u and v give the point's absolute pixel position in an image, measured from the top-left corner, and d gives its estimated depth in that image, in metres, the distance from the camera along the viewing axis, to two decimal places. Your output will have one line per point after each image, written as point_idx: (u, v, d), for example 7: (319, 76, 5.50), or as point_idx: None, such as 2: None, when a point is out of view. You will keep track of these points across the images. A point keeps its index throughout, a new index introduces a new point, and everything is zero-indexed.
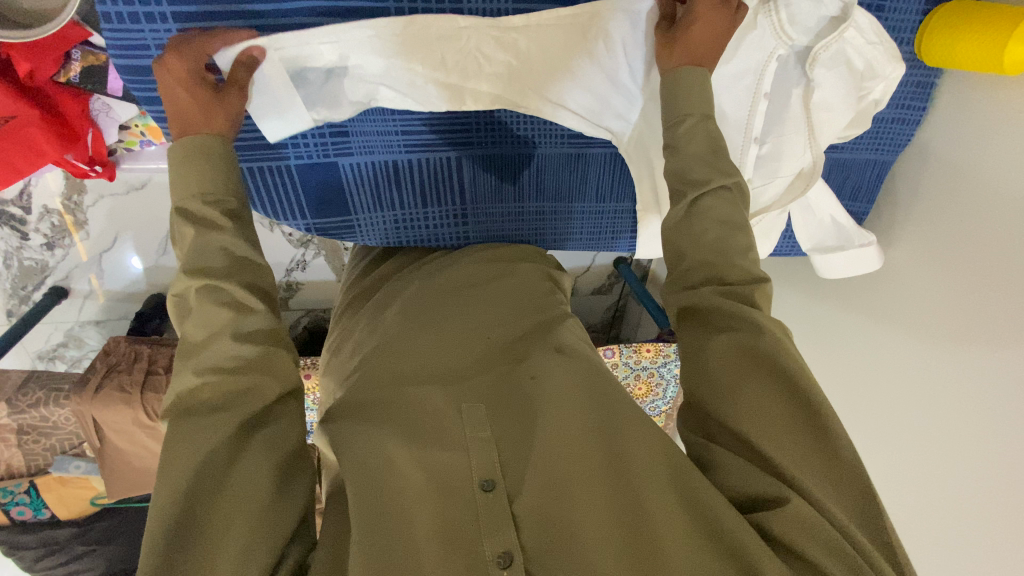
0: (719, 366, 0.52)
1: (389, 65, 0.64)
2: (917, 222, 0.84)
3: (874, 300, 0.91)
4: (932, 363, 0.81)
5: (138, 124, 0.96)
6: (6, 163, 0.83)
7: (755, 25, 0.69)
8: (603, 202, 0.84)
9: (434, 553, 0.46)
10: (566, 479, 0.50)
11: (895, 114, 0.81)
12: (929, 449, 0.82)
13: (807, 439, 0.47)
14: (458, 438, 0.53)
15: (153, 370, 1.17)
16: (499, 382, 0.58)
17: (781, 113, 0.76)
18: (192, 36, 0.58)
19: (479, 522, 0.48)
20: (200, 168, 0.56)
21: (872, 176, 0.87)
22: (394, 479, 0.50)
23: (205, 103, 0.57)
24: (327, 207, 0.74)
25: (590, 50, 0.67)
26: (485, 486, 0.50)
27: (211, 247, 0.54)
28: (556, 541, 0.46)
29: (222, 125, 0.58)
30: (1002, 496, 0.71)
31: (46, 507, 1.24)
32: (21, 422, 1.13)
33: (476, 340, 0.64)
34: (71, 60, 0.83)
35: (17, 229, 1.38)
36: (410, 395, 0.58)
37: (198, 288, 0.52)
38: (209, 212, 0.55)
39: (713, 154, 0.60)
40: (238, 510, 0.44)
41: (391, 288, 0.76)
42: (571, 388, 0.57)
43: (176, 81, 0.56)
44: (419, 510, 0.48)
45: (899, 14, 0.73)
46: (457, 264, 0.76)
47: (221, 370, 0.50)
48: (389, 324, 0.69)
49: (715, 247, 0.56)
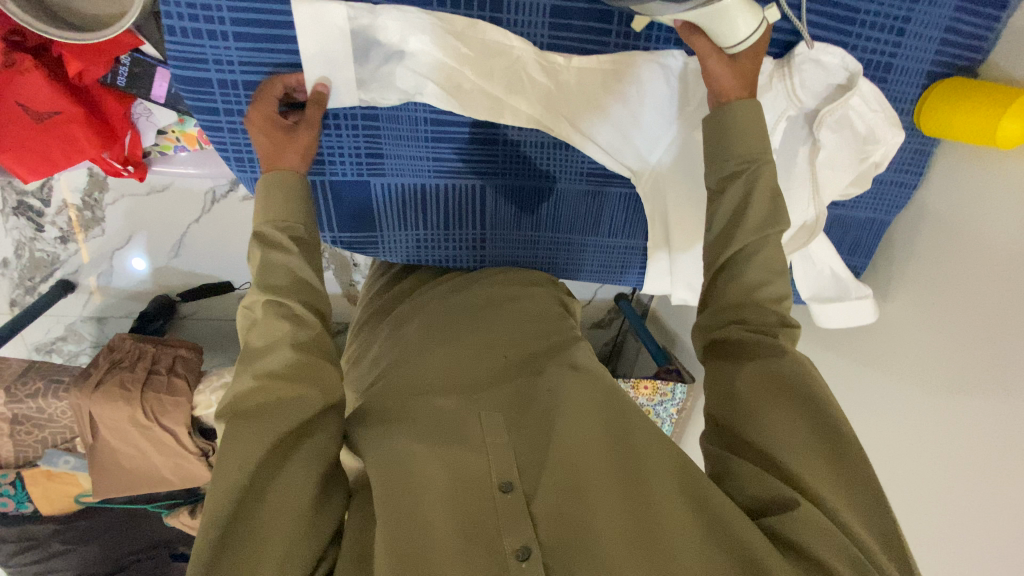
0: (746, 389, 0.55)
1: (441, 59, 0.68)
2: (912, 279, 0.89)
3: (869, 352, 0.95)
4: (935, 420, 0.84)
5: (175, 130, 1.00)
6: (43, 154, 0.86)
7: (770, 87, 0.74)
8: (616, 237, 0.88)
9: (454, 547, 0.48)
10: (581, 484, 0.51)
11: (893, 177, 0.86)
12: (932, 502, 0.84)
13: (827, 454, 0.50)
14: (476, 441, 0.55)
15: (156, 370, 1.19)
16: (517, 392, 0.60)
17: (788, 167, 0.81)
18: (264, 87, 0.64)
19: (498, 519, 0.50)
20: (276, 198, 0.62)
21: (871, 234, 0.92)
22: (416, 477, 0.52)
23: (281, 143, 0.63)
24: (357, 223, 0.78)
25: (620, 90, 0.73)
26: (503, 487, 0.52)
27: (277, 266, 0.59)
28: (572, 543, 0.48)
29: (295, 159, 0.64)
30: (999, 549, 0.74)
31: (29, 501, 1.22)
32: (16, 411, 1.13)
33: (494, 353, 0.66)
34: (120, 64, 0.86)
35: (33, 220, 1.40)
36: (429, 403, 0.60)
37: (263, 303, 0.58)
38: (280, 237, 0.61)
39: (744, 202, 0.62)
40: (280, 517, 0.47)
41: (412, 302, 0.80)
42: (584, 402, 0.59)
43: (258, 129, 0.63)
44: (441, 505, 0.50)
45: (900, 86, 0.79)
46: (477, 281, 0.79)
47: (274, 376, 0.55)
48: (411, 337, 0.72)
49: (743, 302, 0.60)
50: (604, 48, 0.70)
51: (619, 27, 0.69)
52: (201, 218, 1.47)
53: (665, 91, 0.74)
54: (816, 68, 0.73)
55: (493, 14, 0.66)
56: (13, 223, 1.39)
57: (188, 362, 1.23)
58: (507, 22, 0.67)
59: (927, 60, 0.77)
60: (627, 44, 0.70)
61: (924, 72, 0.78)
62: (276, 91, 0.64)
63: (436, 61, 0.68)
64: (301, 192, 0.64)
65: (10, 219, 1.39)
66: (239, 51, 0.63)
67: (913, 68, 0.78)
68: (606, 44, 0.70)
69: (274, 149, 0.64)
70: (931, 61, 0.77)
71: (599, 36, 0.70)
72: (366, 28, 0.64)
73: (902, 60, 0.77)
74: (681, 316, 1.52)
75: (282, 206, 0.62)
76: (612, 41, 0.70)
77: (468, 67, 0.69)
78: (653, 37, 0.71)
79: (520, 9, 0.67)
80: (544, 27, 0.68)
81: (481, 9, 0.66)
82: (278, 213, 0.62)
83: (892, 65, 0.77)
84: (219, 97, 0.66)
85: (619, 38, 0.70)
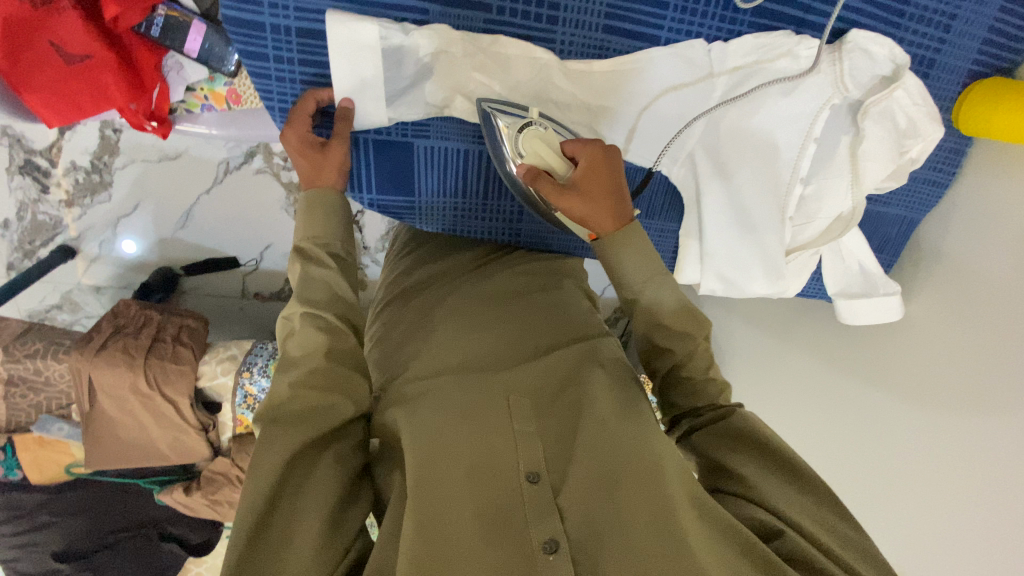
0: (704, 444, 0.64)
1: (485, 55, 0.68)
2: (940, 278, 0.89)
3: (891, 352, 0.95)
4: (963, 420, 0.84)
5: (204, 88, 0.99)
6: (72, 101, 0.87)
7: (819, 69, 0.73)
8: (653, 219, 0.89)
9: (483, 539, 0.52)
10: (607, 481, 0.54)
11: (928, 175, 0.87)
12: (948, 497, 0.85)
13: (786, 479, 0.59)
14: (506, 431, 0.58)
15: (160, 338, 1.16)
16: (546, 382, 0.63)
17: (829, 156, 0.81)
18: (296, 107, 0.67)
19: (527, 511, 0.53)
20: (318, 218, 0.66)
21: (900, 232, 0.93)
22: (447, 462, 0.56)
23: (317, 160, 0.66)
24: (396, 186, 0.76)
25: (671, 74, 0.73)
26: (531, 479, 0.55)
27: (317, 282, 0.64)
28: (598, 540, 0.52)
29: (331, 179, 0.67)
30: (1018, 545, 0.74)
31: (18, 468, 1.19)
32: (12, 372, 1.08)
33: (523, 343, 0.68)
34: (156, 12, 0.87)
35: (38, 181, 1.36)
36: (460, 385, 0.63)
37: (301, 314, 0.61)
38: (319, 253, 0.65)
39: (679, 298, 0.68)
40: (307, 516, 0.51)
41: (434, 286, 0.81)
42: (611, 392, 0.61)
43: (294, 149, 0.66)
44: (471, 494, 0.54)
45: (941, 83, 0.80)
46: (498, 271, 0.80)
47: (307, 385, 0.58)
48: (438, 317, 0.74)
49: (697, 378, 0.67)
50: (658, 33, 0.70)
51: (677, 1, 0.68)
52: (211, 189, 1.43)
53: (714, 88, 0.74)
54: (863, 57, 0.73)
55: None
56: (18, 182, 1.35)
57: (193, 332, 1.20)
58: (564, 5, 0.67)
59: (969, 58, 0.78)
60: (679, 33, 0.70)
61: (963, 71, 0.79)
62: (306, 110, 0.66)
63: (491, 32, 0.67)
64: (338, 213, 0.68)
65: (15, 178, 1.35)
66: None
67: (954, 66, 0.79)
68: (660, 26, 0.70)
69: (310, 166, 0.67)
70: (973, 60, 0.78)
71: (656, 13, 0.69)
72: (414, 7, 0.65)
73: (944, 57, 0.78)
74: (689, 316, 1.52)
75: (321, 227, 0.66)
76: (667, 23, 0.69)
77: (514, 47, 0.67)
78: (708, 14, 0.70)
79: None
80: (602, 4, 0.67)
81: None
82: (317, 233, 0.66)
83: (935, 62, 0.78)
84: (269, 43, 0.64)
85: (675, 17, 0.69)
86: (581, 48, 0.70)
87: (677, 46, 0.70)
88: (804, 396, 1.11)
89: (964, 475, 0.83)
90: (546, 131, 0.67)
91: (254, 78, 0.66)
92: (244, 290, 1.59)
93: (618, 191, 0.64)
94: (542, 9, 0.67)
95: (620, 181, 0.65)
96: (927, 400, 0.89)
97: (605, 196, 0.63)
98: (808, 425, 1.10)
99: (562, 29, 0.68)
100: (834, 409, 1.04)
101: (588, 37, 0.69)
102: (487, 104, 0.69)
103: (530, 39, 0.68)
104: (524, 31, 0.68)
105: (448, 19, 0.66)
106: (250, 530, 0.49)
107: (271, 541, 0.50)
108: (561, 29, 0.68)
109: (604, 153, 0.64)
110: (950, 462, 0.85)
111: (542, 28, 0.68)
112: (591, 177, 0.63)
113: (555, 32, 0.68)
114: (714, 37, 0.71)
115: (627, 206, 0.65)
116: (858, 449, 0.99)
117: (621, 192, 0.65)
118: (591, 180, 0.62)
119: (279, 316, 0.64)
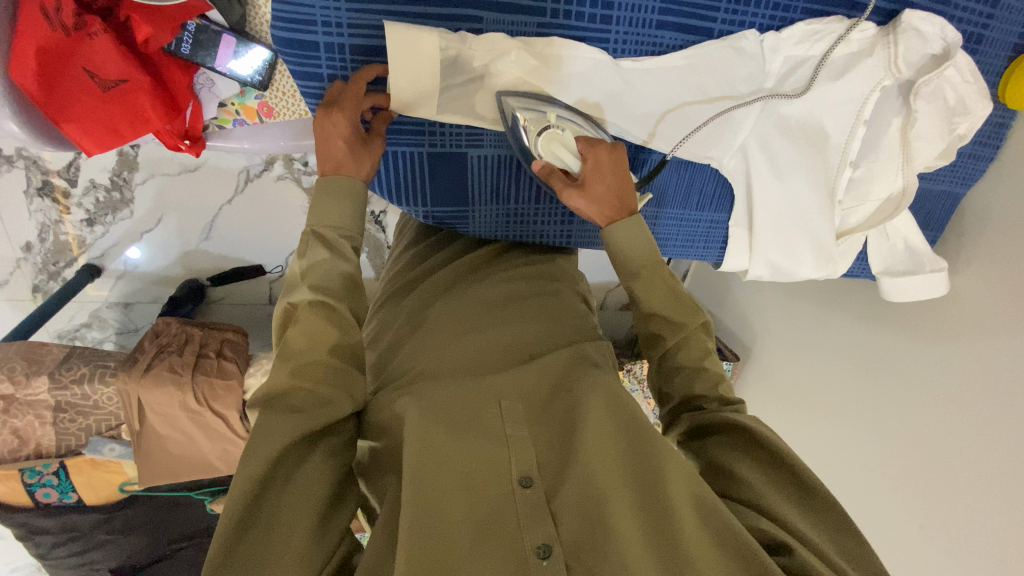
0: (714, 450, 0.62)
1: (538, 60, 0.67)
2: (987, 252, 0.89)
3: (937, 324, 0.96)
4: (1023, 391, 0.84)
5: (235, 103, 1.02)
6: (109, 125, 0.89)
7: (871, 53, 0.72)
8: (703, 211, 0.88)
9: (472, 548, 0.49)
10: (600, 487, 0.52)
11: (974, 150, 0.86)
12: (1009, 469, 0.85)
13: (789, 493, 0.57)
14: (499, 433, 0.57)
15: (204, 354, 1.18)
16: (541, 388, 0.63)
17: (878, 138, 0.81)
18: (350, 85, 0.63)
19: (519, 515, 0.51)
20: (342, 204, 0.63)
21: (944, 207, 0.92)
22: (441, 462, 0.54)
23: (359, 152, 0.64)
24: (449, 197, 0.78)
25: (720, 68, 0.72)
26: (523, 482, 0.54)
27: (333, 274, 0.62)
28: (591, 544, 0.50)
29: (363, 171, 0.64)
30: None
31: (73, 491, 1.19)
32: (60, 398, 1.08)
33: (514, 348, 0.69)
34: (186, 30, 0.89)
35: (58, 202, 1.34)
36: (455, 386, 0.61)
37: (313, 302, 0.60)
38: (343, 246, 0.64)
39: (675, 297, 0.68)
40: (302, 513, 0.51)
41: (427, 289, 0.81)
42: (605, 395, 0.61)
43: (338, 130, 0.62)
44: (463, 500, 0.52)
45: (989, 58, 0.78)
46: (487, 279, 0.81)
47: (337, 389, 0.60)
48: (431, 323, 0.73)
49: (691, 365, 0.67)
50: (712, 25, 0.69)
51: None
52: (233, 199, 1.42)
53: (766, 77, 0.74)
54: (915, 37, 0.71)
55: None
56: (38, 204, 1.33)
57: (234, 346, 1.23)
58: (617, 3, 0.66)
59: (1015, 32, 0.77)
60: (731, 27, 0.69)
61: (1009, 45, 0.78)
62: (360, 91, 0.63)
63: (546, 37, 0.66)
64: (361, 199, 0.65)
65: (34, 201, 1.33)
66: (349, 12, 0.61)
67: (1000, 41, 0.77)
68: (713, 20, 0.68)
69: (349, 152, 0.63)
70: (1019, 34, 0.77)
71: (709, 7, 0.68)
72: (468, 17, 0.64)
73: (993, 32, 0.76)
74: (716, 295, 1.53)
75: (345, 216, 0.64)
76: (719, 16, 0.68)
77: (568, 50, 0.66)
78: (761, 3, 0.68)
79: None
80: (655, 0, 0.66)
81: None
82: (340, 222, 0.64)
83: (983, 37, 0.76)
84: (324, 62, 0.64)
85: (729, 9, 0.68)
86: (634, 48, 0.69)
87: (731, 39, 0.69)
88: (846, 371, 1.12)
89: None
90: (562, 131, 0.67)
91: (302, 88, 0.66)
92: (271, 296, 1.58)
93: (622, 186, 0.66)
94: (596, 8, 0.66)
95: (624, 180, 0.66)
96: (979, 372, 0.90)
97: (607, 192, 0.66)
98: (849, 401, 1.11)
99: (616, 27, 0.67)
100: (879, 384, 1.05)
101: (641, 35, 0.68)
102: (506, 96, 0.68)
103: (584, 40, 0.67)
104: (578, 32, 0.67)
105: (502, 29, 0.65)
106: (235, 521, 0.48)
107: (259, 524, 0.49)
108: (615, 28, 0.67)
109: (611, 150, 0.65)
110: (1012, 434, 0.85)
111: (596, 28, 0.67)
112: (596, 173, 0.65)
113: (609, 31, 0.67)
114: (765, 26, 0.70)
115: (631, 209, 0.67)
116: (908, 424, 1.00)
117: (624, 191, 0.66)
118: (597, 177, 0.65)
119: (283, 301, 0.62)
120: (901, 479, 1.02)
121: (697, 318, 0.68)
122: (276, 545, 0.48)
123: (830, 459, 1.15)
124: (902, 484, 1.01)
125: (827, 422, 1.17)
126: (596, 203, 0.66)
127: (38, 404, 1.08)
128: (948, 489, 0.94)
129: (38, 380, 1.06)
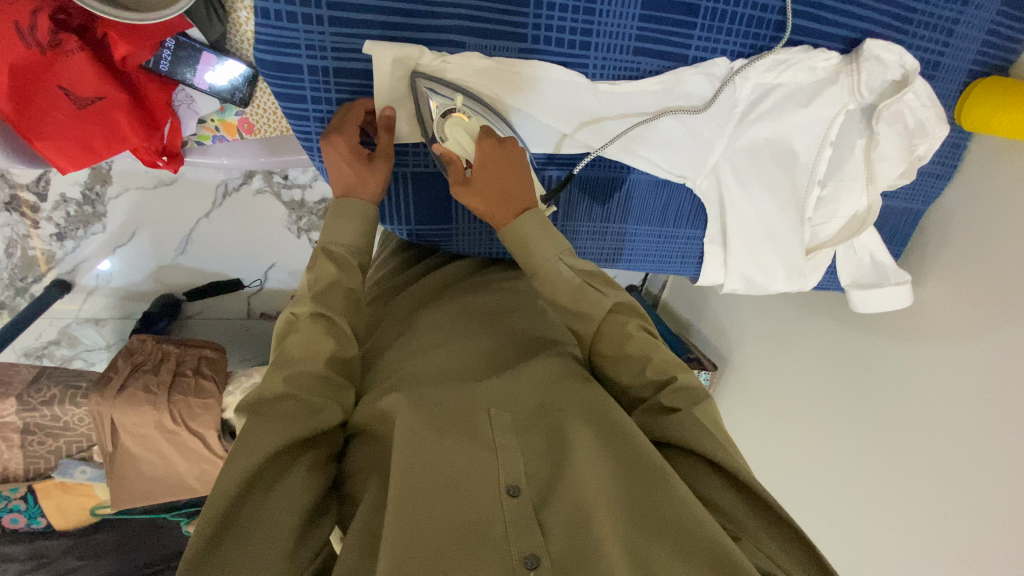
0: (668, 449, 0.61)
1: (520, 83, 0.69)
2: (946, 267, 0.94)
3: (901, 334, 1.00)
4: (979, 401, 0.89)
5: (215, 119, 1.04)
6: (84, 143, 0.89)
7: (836, 81, 0.76)
8: (681, 227, 0.91)
9: (458, 554, 0.48)
10: (587, 493, 0.51)
11: (933, 169, 0.91)
12: (969, 474, 0.89)
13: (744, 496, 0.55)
14: (485, 439, 0.56)
15: (181, 372, 1.15)
16: (525, 394, 0.62)
17: (843, 160, 0.84)
18: (344, 116, 0.65)
19: (506, 524, 0.50)
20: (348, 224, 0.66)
21: (907, 223, 0.97)
22: (427, 465, 0.53)
23: (365, 175, 0.65)
24: (432, 215, 0.78)
25: (693, 92, 0.75)
26: (510, 490, 0.52)
27: (336, 290, 0.63)
28: (580, 552, 0.48)
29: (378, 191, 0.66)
30: None
31: (42, 515, 1.16)
32: (29, 420, 1.05)
33: (496, 358, 0.68)
34: (164, 48, 0.88)
35: (27, 216, 1.31)
36: (434, 394, 0.60)
37: (311, 314, 0.61)
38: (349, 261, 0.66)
39: (579, 286, 0.64)
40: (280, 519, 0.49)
41: (413, 296, 0.83)
42: (589, 405, 0.59)
43: (342, 158, 0.64)
44: (451, 508, 0.50)
45: (945, 84, 0.83)
46: (474, 292, 0.81)
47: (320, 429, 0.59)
48: (416, 328, 0.74)
49: (611, 354, 0.64)
50: (685, 51, 0.72)
51: (703, 22, 0.71)
52: (211, 212, 1.41)
53: (739, 101, 0.76)
54: (876, 65, 0.75)
55: (585, 20, 0.67)
56: (5, 218, 1.29)
57: (212, 363, 1.19)
58: (596, 30, 0.68)
59: (969, 59, 0.82)
60: (704, 56, 0.73)
61: (964, 71, 0.82)
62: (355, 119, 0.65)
63: (528, 61, 0.68)
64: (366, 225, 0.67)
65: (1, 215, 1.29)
66: (333, 37, 0.63)
67: (956, 67, 0.82)
68: (687, 47, 0.72)
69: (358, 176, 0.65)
70: (973, 60, 0.82)
71: (682, 36, 0.71)
72: (452, 41, 0.66)
73: (949, 59, 0.81)
74: (694, 305, 1.56)
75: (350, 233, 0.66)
76: (693, 44, 0.72)
77: (548, 71, 0.69)
78: (733, 30, 0.72)
79: (611, 12, 0.68)
80: (633, 28, 0.69)
81: (575, 17, 0.67)
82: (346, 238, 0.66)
83: (939, 64, 0.81)
84: (308, 85, 0.65)
85: (701, 38, 0.71)
86: (613, 73, 0.71)
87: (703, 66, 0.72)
88: (818, 380, 1.15)
89: (985, 453, 0.87)
90: (467, 118, 0.66)
91: (285, 109, 0.66)
92: (250, 310, 1.56)
93: (506, 189, 0.65)
94: (575, 35, 0.68)
95: (511, 178, 0.65)
96: (940, 381, 0.94)
97: (492, 189, 0.64)
98: (820, 409, 1.15)
99: (595, 53, 0.70)
100: (849, 392, 1.09)
101: (617, 60, 0.71)
102: (420, 79, 0.65)
103: (565, 66, 0.70)
104: (558, 58, 0.69)
105: (484, 52, 0.67)
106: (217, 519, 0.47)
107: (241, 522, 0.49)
108: (594, 54, 0.70)
109: (497, 147, 0.64)
110: (972, 441, 0.89)
111: (576, 54, 0.69)
112: (484, 168, 0.64)
113: (588, 56, 0.70)
114: (736, 53, 0.74)
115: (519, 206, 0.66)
116: (876, 432, 1.04)
117: (509, 189, 0.65)
118: (482, 172, 0.64)
119: (285, 310, 0.63)
120: (868, 485, 1.05)
121: (598, 307, 0.63)
122: (257, 550, 0.47)
123: (804, 467, 1.19)
124: (870, 489, 1.05)
125: (801, 431, 1.20)
126: (481, 197, 0.65)
127: (5, 426, 1.04)
128: (915, 496, 0.97)
129: (6, 402, 1.03)
